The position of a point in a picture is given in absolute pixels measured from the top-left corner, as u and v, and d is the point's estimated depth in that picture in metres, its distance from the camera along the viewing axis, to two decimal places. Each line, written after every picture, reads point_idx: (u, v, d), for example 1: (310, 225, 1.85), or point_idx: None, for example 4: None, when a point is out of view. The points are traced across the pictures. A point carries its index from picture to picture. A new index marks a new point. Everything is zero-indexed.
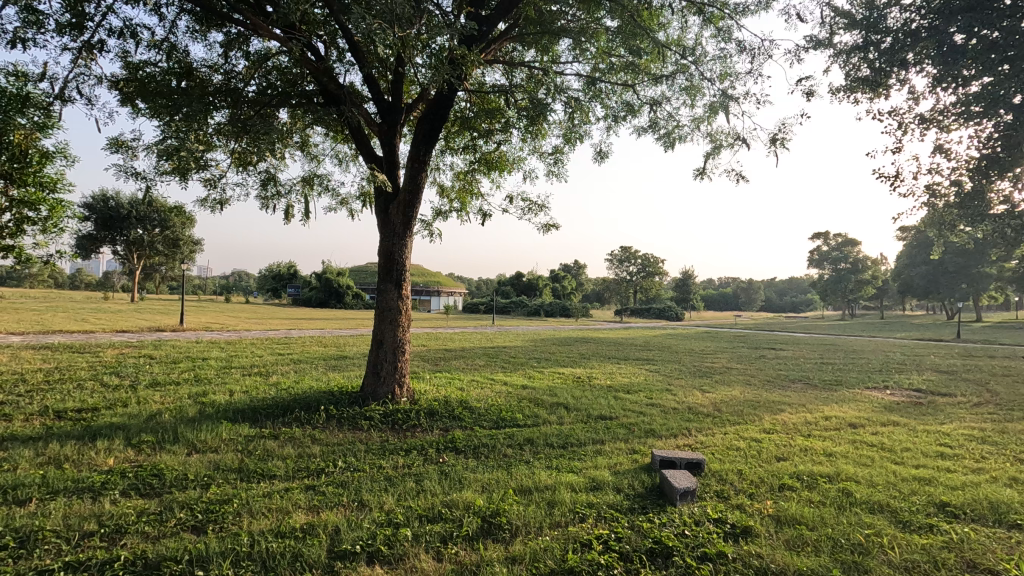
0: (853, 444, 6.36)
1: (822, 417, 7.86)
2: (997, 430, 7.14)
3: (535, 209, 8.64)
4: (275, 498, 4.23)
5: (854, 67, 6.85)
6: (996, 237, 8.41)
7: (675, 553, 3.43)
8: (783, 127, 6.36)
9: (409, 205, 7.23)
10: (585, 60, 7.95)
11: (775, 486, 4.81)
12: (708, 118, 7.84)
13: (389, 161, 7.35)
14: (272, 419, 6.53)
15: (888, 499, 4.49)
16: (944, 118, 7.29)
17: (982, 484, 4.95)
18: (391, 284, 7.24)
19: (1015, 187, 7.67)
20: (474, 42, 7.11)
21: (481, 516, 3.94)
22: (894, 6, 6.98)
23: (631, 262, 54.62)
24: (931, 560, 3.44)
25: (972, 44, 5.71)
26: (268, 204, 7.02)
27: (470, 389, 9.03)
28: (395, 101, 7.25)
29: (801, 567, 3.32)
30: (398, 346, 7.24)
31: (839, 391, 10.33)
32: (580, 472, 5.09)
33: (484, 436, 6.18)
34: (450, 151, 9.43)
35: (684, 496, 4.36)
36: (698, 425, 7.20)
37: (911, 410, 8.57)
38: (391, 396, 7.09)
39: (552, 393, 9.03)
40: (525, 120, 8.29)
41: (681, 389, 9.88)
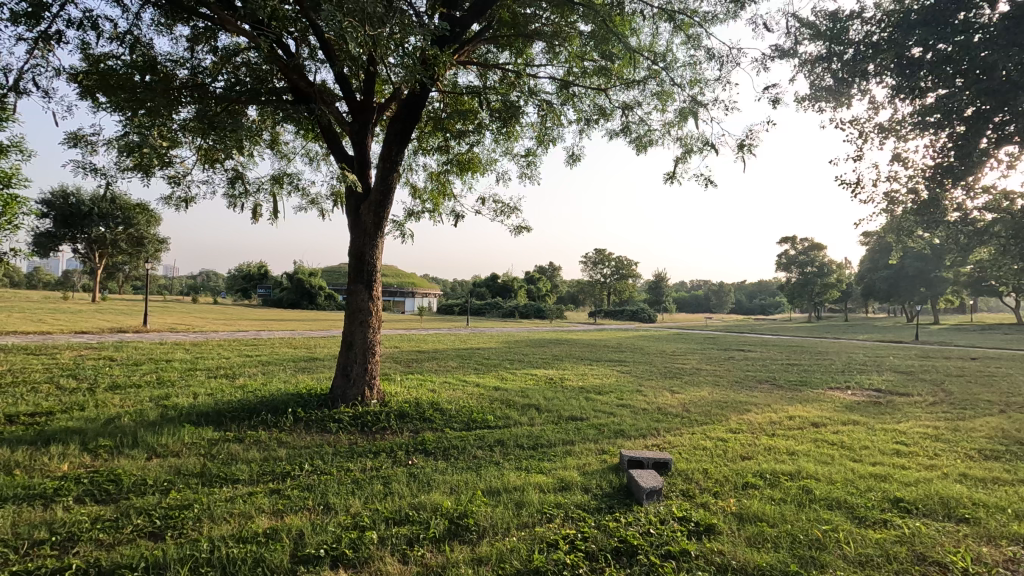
0: (815, 443, 6.55)
1: (786, 417, 8.07)
2: (950, 428, 7.43)
3: (508, 210, 8.68)
4: (237, 502, 4.14)
5: (817, 77, 7.06)
6: (950, 244, 8.77)
7: (639, 552, 3.48)
8: (748, 134, 6.53)
9: (380, 205, 7.16)
10: (558, 63, 8.04)
11: (739, 484, 4.93)
12: (678, 123, 8.01)
13: (361, 161, 7.28)
14: (238, 422, 6.40)
15: (845, 496, 4.64)
16: (902, 127, 7.56)
17: (934, 480, 5.16)
18: (361, 284, 7.16)
19: (968, 196, 8.00)
20: (448, 43, 7.10)
21: (449, 517, 3.93)
22: (856, 18, 7.20)
23: (604, 265, 54.42)
24: (883, 553, 3.57)
25: (929, 58, 5.94)
26: (236, 203, 6.88)
27: (442, 390, 9.01)
28: (367, 100, 7.17)
29: (761, 563, 3.40)
30: (368, 347, 7.17)
31: (804, 391, 10.61)
32: (550, 472, 5.12)
33: (454, 438, 6.17)
34: (423, 152, 9.41)
35: (650, 495, 4.41)
36: (667, 425, 7.33)
37: (870, 409, 8.88)
38: (361, 398, 7.02)
39: (524, 394, 9.07)
40: (498, 122, 8.32)
41: (651, 390, 10.04)
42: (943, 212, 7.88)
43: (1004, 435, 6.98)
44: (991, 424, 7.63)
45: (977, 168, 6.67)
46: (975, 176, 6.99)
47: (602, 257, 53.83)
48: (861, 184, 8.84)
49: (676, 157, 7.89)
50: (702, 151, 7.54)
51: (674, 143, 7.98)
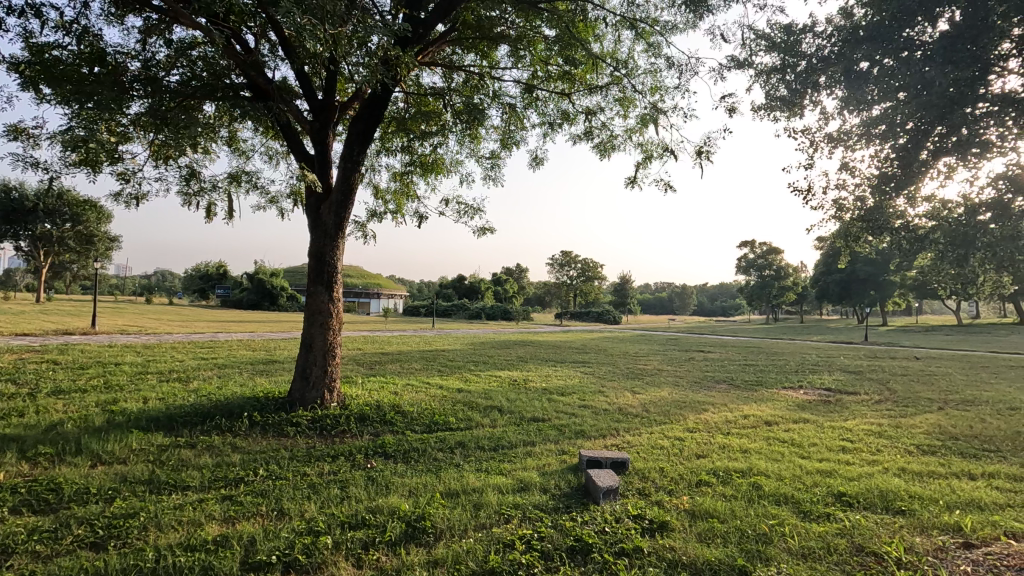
0: (767, 441, 6.78)
1: (742, 416, 8.31)
2: (891, 425, 7.80)
3: (471, 212, 8.70)
4: (187, 510, 4.02)
5: (772, 87, 7.31)
6: (893, 251, 9.20)
7: (594, 550, 3.54)
8: (706, 141, 6.73)
9: (341, 206, 7.07)
10: (523, 67, 8.09)
11: (693, 482, 5.05)
12: (639, 129, 8.18)
13: (321, 161, 7.18)
14: (190, 427, 6.21)
15: (792, 492, 4.82)
16: (849, 138, 7.91)
17: (875, 475, 5.43)
18: (321, 285, 7.05)
19: (911, 204, 8.40)
20: (411, 44, 7.05)
21: (406, 520, 3.90)
22: (808, 32, 7.49)
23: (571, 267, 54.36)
24: (824, 546, 3.73)
25: (875, 71, 6.24)
26: (190, 201, 6.68)
27: (404, 392, 8.97)
28: (328, 100, 7.07)
29: (710, 558, 3.50)
30: (328, 349, 7.06)
31: (759, 391, 10.96)
32: (509, 474, 5.14)
33: (415, 440, 6.13)
34: (386, 152, 9.34)
35: (607, 494, 4.49)
36: (627, 425, 7.47)
37: (820, 408, 9.23)
38: (321, 400, 6.91)
39: (487, 396, 9.09)
40: (462, 123, 8.34)
41: (612, 391, 10.20)
42: (889, 218, 8.27)
43: (941, 431, 7.38)
44: (929, 421, 8.03)
45: (917, 179, 7.05)
46: (916, 186, 7.35)
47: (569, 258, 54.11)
48: (811, 190, 9.19)
49: (637, 162, 8.06)
50: (661, 157, 7.73)
51: (636, 148, 8.14)
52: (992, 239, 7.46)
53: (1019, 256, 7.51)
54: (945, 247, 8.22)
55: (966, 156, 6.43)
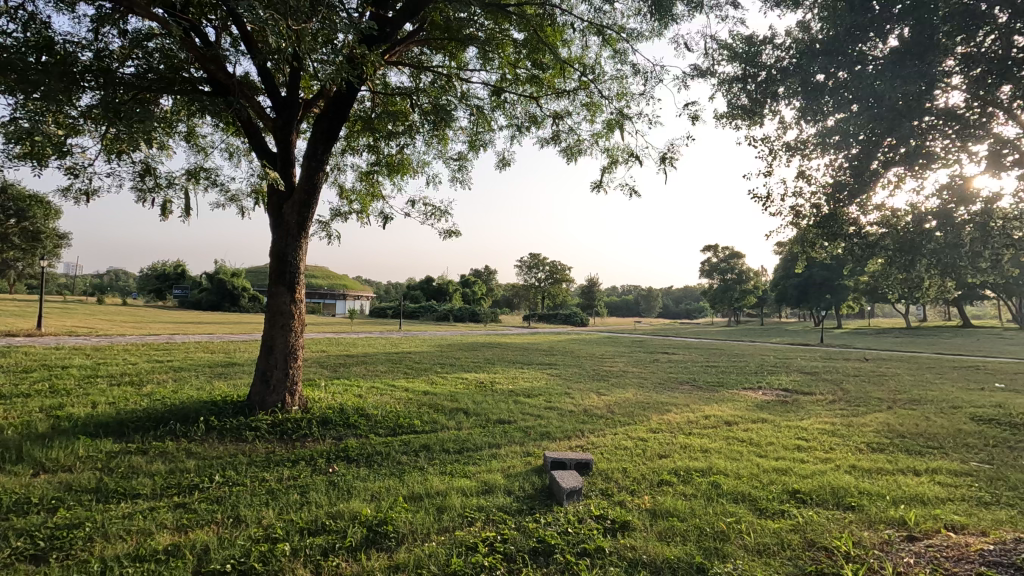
0: (726, 441, 6.94)
1: (703, 416, 8.50)
2: (845, 424, 8.11)
3: (438, 214, 8.66)
4: (136, 519, 3.87)
5: (734, 96, 7.51)
6: (847, 256, 9.56)
7: (556, 551, 3.57)
8: (670, 147, 6.86)
9: (305, 205, 6.93)
10: (491, 70, 8.11)
11: (654, 482, 5.14)
12: (605, 134, 8.30)
13: (284, 159, 7.03)
14: (142, 432, 5.98)
15: (749, 489, 4.96)
16: (806, 147, 8.19)
17: (827, 472, 5.64)
18: (283, 286, 6.89)
19: (864, 212, 8.75)
20: (377, 43, 6.96)
21: (367, 525, 3.84)
22: (768, 43, 7.72)
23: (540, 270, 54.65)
24: (778, 542, 3.85)
25: (831, 83, 6.49)
26: (145, 198, 6.44)
27: (369, 395, 8.84)
28: (291, 97, 6.93)
29: (669, 556, 3.57)
30: (290, 352, 6.91)
31: (720, 392, 11.22)
32: (474, 476, 5.12)
33: (378, 444, 6.05)
34: (351, 152, 9.22)
35: (571, 495, 4.53)
36: (592, 426, 7.54)
37: (777, 408, 9.52)
38: (281, 404, 6.75)
39: (453, 398, 9.05)
40: (429, 124, 8.29)
41: (578, 392, 10.29)
42: (843, 226, 8.60)
43: (889, 429, 7.71)
44: (880, 420, 8.39)
45: (868, 188, 7.35)
46: (867, 194, 7.67)
47: (540, 262, 54.01)
48: (771, 197, 9.45)
49: (603, 166, 8.16)
50: (627, 162, 7.85)
51: (602, 153, 8.24)
52: (936, 246, 7.85)
53: (961, 263, 7.92)
54: (894, 253, 8.60)
55: (913, 167, 6.74)
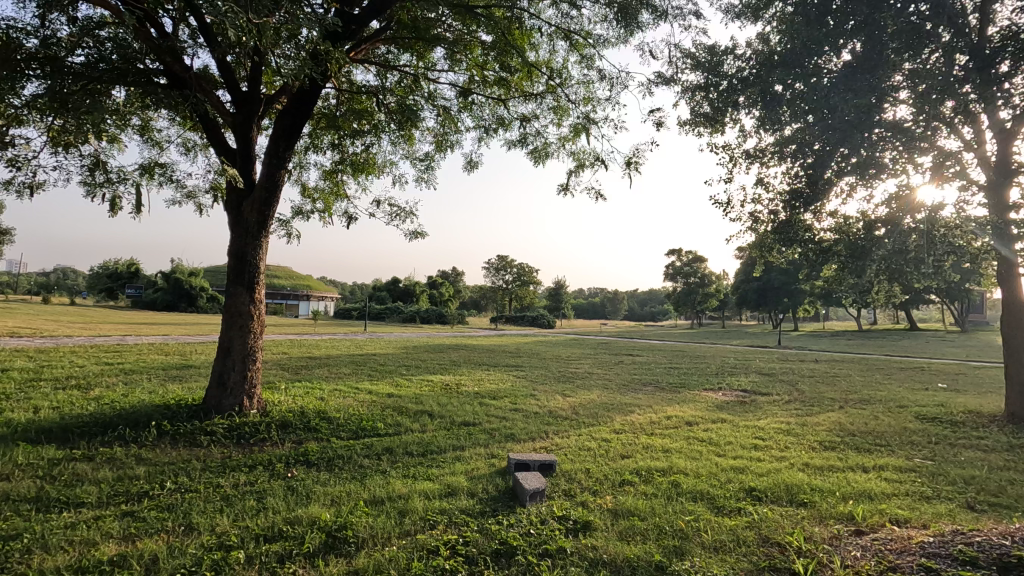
0: (687, 441, 7.09)
1: (665, 417, 8.67)
2: (800, 423, 8.38)
3: (403, 215, 8.58)
4: (80, 529, 3.69)
5: (697, 104, 7.69)
6: (802, 262, 9.90)
7: (518, 553, 3.57)
8: (635, 152, 6.97)
9: (265, 203, 6.75)
10: (459, 71, 8.09)
11: (616, 482, 5.21)
12: (572, 138, 8.37)
13: (244, 155, 6.84)
14: (88, 438, 5.71)
15: (707, 488, 5.08)
16: (765, 156, 8.46)
17: (781, 470, 5.82)
18: (242, 286, 6.70)
19: (818, 219, 9.08)
20: (342, 40, 6.85)
21: (326, 531, 3.76)
22: (730, 54, 7.93)
23: (507, 271, 54.82)
24: (734, 538, 3.95)
25: (789, 95, 6.72)
26: (94, 193, 6.15)
27: (331, 398, 8.67)
28: (253, 92, 6.76)
29: (629, 555, 3.62)
30: (248, 354, 6.72)
31: (682, 393, 11.46)
32: (437, 479, 5.08)
33: (340, 447, 5.93)
34: (315, 150, 9.04)
35: (534, 496, 4.55)
36: (556, 428, 7.59)
37: (736, 408, 9.78)
38: (239, 408, 6.55)
39: (418, 400, 8.97)
40: (395, 124, 8.20)
41: (544, 394, 10.33)
42: (799, 232, 8.90)
43: (841, 428, 8.01)
44: (832, 419, 8.71)
45: (823, 196, 7.64)
46: (822, 202, 7.95)
47: (507, 262, 54.44)
48: (731, 203, 9.70)
49: (570, 170, 8.23)
50: (593, 166, 7.95)
51: (569, 156, 8.32)
52: (885, 252, 8.22)
53: (908, 269, 8.31)
54: (846, 259, 8.96)
55: (864, 176, 7.04)
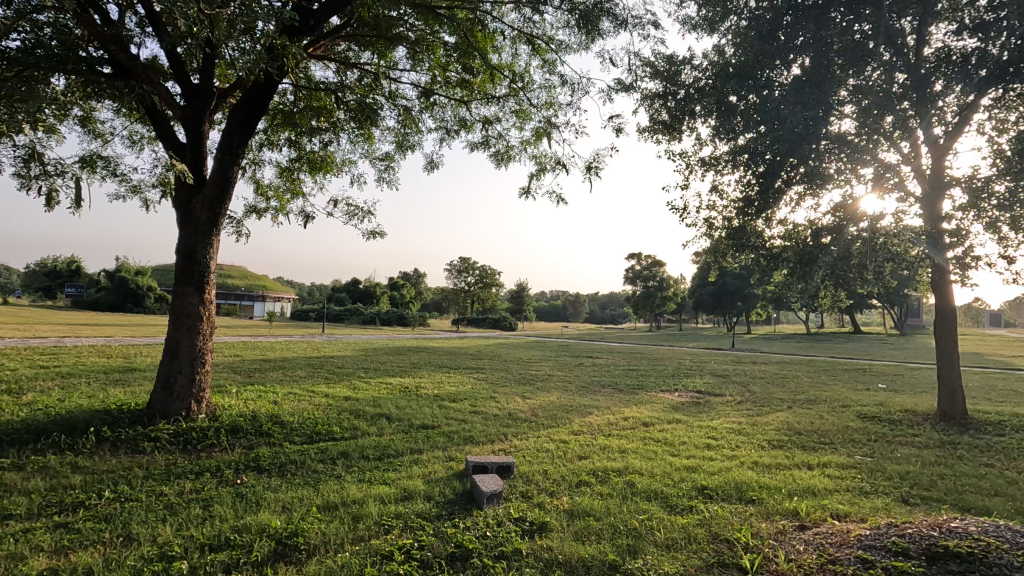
0: (643, 441, 7.23)
1: (622, 418, 8.81)
2: (750, 423, 8.67)
3: (361, 215, 8.44)
4: (6, 543, 3.47)
5: (655, 111, 7.67)
6: (753, 268, 10.25)
7: (473, 555, 3.56)
8: (595, 157, 7.07)
9: (216, 200, 6.52)
10: (421, 70, 8.03)
11: (573, 483, 5.27)
12: (533, 142, 8.43)
13: (194, 150, 6.59)
14: (18, 446, 5.37)
15: (661, 487, 5.20)
16: (719, 164, 8.73)
17: (732, 468, 6.01)
18: (190, 285, 6.44)
19: (769, 226, 9.43)
20: (300, 35, 6.68)
21: (276, 538, 3.65)
22: (688, 64, 8.11)
23: (470, 273, 54.71)
24: (685, 536, 4.05)
25: (742, 106, 6.95)
26: (29, 185, 5.80)
27: (285, 401, 8.45)
28: (204, 85, 6.51)
29: (583, 555, 3.66)
30: (196, 356, 6.47)
31: (640, 394, 11.68)
32: (393, 483, 5.01)
33: (292, 452, 5.78)
34: (271, 146, 8.81)
35: (491, 499, 4.54)
36: (515, 430, 7.61)
37: (690, 409, 10.06)
38: (185, 412, 6.29)
39: (375, 403, 8.83)
40: (355, 122, 8.08)
41: (504, 396, 10.35)
42: (750, 237, 9.22)
43: (788, 427, 8.33)
44: (781, 419, 9.05)
45: (773, 204, 7.92)
46: (772, 209, 8.21)
47: (468, 266, 54.11)
48: (687, 209, 9.93)
49: (531, 173, 8.28)
50: (554, 170, 8.03)
51: (530, 160, 8.38)
52: (830, 259, 8.60)
53: (851, 275, 8.71)
54: (794, 265, 9.34)
55: (812, 186, 7.35)
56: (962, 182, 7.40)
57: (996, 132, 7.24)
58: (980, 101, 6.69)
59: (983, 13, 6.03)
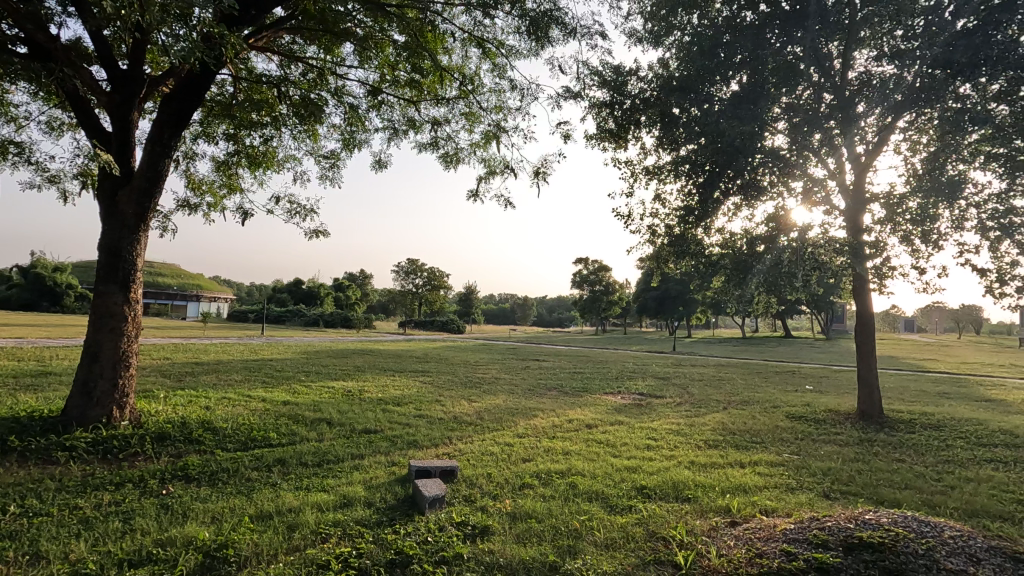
0: (586, 443, 7.37)
1: (567, 420, 8.94)
2: (688, 424, 8.99)
3: (304, 213, 8.19)
4: None
5: (602, 120, 7.67)
6: (692, 275, 10.64)
7: (413, 561, 3.50)
8: (543, 162, 7.15)
9: (145, 194, 6.15)
10: (369, 68, 7.89)
11: (517, 485, 5.30)
12: (482, 144, 8.44)
13: (120, 140, 6.20)
14: None
15: (602, 487, 5.31)
16: (662, 173, 9.02)
17: (670, 468, 6.20)
18: (114, 284, 6.04)
19: (708, 234, 9.83)
20: (240, 25, 6.42)
21: (203, 551, 3.47)
22: (634, 75, 8.31)
23: (418, 275, 54.09)
24: (624, 535, 4.15)
25: (684, 118, 7.22)
26: None
27: (218, 406, 8.07)
28: (133, 71, 6.14)
29: (524, 557, 3.68)
30: (119, 359, 6.06)
31: (584, 396, 11.89)
32: (332, 490, 4.87)
33: (225, 460, 5.52)
34: (207, 139, 8.40)
35: (433, 503, 4.48)
36: (460, 433, 7.57)
37: (632, 410, 10.32)
38: (106, 419, 5.88)
39: (316, 408, 8.57)
40: (299, 118, 7.84)
41: (449, 399, 10.28)
42: (690, 245, 9.58)
43: (723, 427, 8.69)
44: (717, 419, 9.42)
45: (711, 214, 8.23)
46: (710, 218, 8.55)
47: (415, 266, 53.73)
48: (632, 216, 10.19)
49: (479, 176, 8.30)
50: (503, 173, 8.07)
51: (479, 163, 8.39)
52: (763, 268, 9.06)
53: (782, 282, 9.21)
54: (730, 272, 9.76)
55: (747, 198, 7.72)
56: (880, 197, 7.96)
57: (910, 152, 7.83)
58: (896, 123, 7.24)
59: (899, 42, 6.53)
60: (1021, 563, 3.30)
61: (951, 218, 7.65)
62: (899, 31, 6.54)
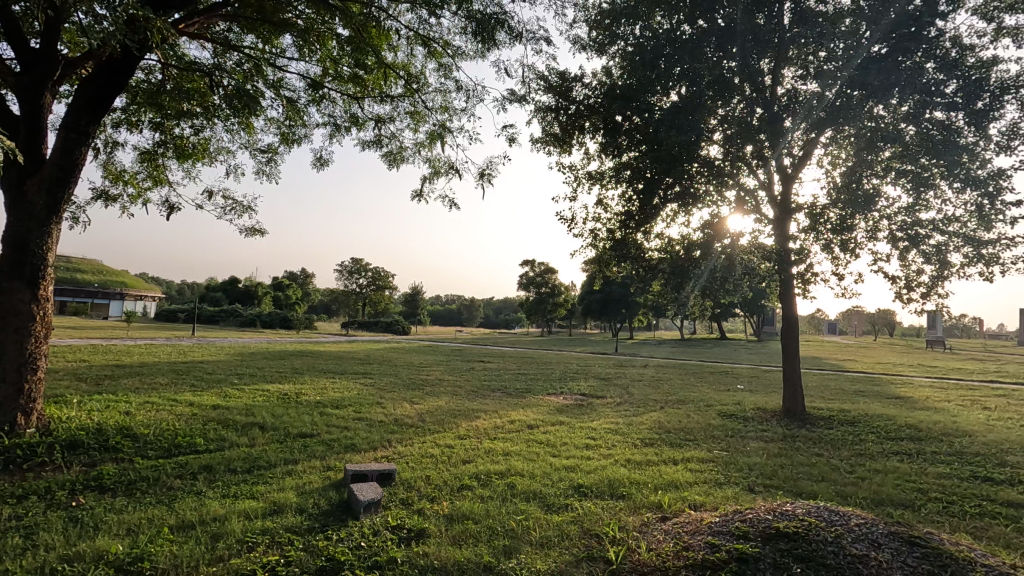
0: (527, 443, 7.44)
1: (509, 421, 8.98)
2: (626, 423, 9.24)
3: (240, 209, 7.87)
4: None
5: (547, 124, 7.78)
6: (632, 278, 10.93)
7: (344, 567, 3.43)
8: (489, 163, 7.17)
9: (57, 184, 5.71)
10: (310, 61, 7.66)
11: (455, 487, 5.27)
12: (427, 144, 8.36)
13: (29, 124, 5.72)
14: None
15: (540, 487, 5.36)
16: (604, 178, 9.24)
17: (607, 466, 6.35)
18: (19, 280, 5.56)
19: (647, 239, 10.13)
20: (170, 9, 6.07)
21: (115, 565, 3.28)
22: (579, 82, 8.47)
23: (362, 274, 52.88)
24: (558, 533, 4.22)
25: (625, 125, 7.41)
26: None
27: (139, 412, 7.58)
28: (46, 52, 5.70)
29: (459, 559, 3.67)
30: (23, 362, 5.59)
31: (527, 397, 12.00)
32: (262, 496, 4.69)
33: (145, 468, 5.20)
34: (130, 127, 7.91)
35: (367, 507, 4.40)
36: (400, 435, 7.45)
37: (573, 411, 10.49)
38: (9, 427, 5.40)
39: (249, 412, 8.22)
40: (233, 110, 7.51)
41: (391, 401, 10.12)
42: (631, 249, 9.85)
43: (659, 426, 8.98)
44: (654, 418, 9.73)
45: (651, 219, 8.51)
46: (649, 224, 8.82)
47: (360, 266, 52.49)
48: (575, 220, 10.35)
49: (423, 176, 8.23)
50: (447, 174, 8.03)
51: (423, 162, 8.30)
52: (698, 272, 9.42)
53: (715, 287, 9.61)
54: (667, 276, 10.10)
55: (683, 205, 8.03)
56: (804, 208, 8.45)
57: (831, 166, 8.37)
58: (819, 138, 7.71)
59: (821, 63, 6.94)
60: (915, 546, 3.59)
61: (866, 228, 8.23)
62: (821, 53, 6.96)
